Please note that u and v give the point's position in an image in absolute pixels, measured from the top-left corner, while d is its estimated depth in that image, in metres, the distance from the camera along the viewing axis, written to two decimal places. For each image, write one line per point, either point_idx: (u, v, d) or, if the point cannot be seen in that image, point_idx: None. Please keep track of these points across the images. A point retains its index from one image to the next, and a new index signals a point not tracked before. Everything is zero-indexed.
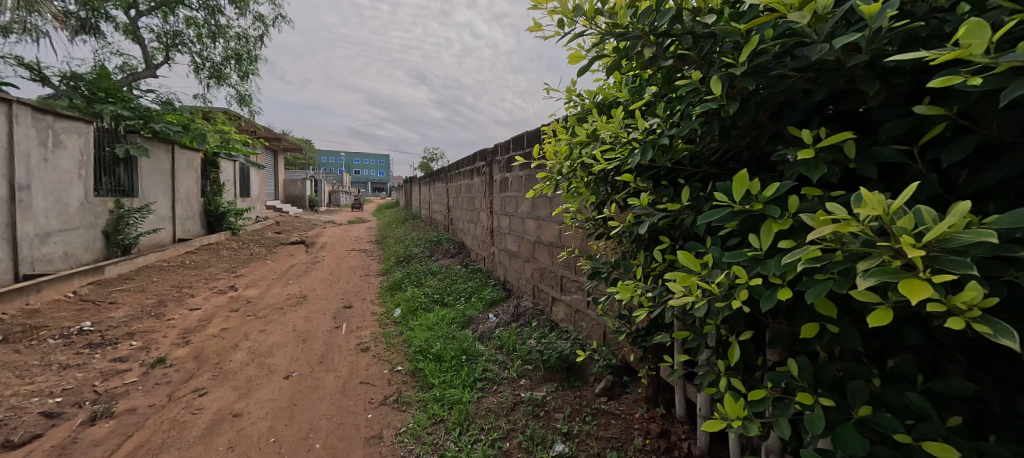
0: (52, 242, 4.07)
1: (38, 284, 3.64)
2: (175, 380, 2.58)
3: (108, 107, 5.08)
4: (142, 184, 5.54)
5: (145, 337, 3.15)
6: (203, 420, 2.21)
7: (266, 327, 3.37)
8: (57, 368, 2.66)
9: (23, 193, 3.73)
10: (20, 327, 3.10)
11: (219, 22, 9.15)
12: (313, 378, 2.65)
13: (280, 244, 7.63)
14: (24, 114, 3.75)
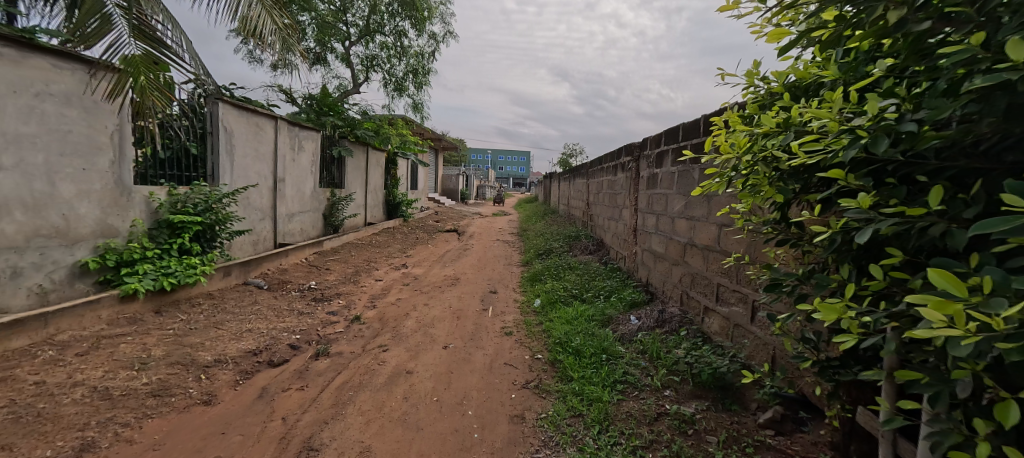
0: (294, 220, 5.53)
1: (287, 250, 5.00)
2: (367, 335, 3.23)
3: (330, 119, 6.62)
4: (347, 178, 7.08)
5: (347, 298, 4.02)
6: (385, 371, 2.72)
7: (429, 301, 3.95)
8: (297, 313, 3.61)
9: (281, 184, 5.15)
10: (278, 281, 4.31)
11: (403, 44, 11.00)
12: (466, 351, 2.99)
13: (438, 231, 8.82)
14: (283, 127, 5.14)
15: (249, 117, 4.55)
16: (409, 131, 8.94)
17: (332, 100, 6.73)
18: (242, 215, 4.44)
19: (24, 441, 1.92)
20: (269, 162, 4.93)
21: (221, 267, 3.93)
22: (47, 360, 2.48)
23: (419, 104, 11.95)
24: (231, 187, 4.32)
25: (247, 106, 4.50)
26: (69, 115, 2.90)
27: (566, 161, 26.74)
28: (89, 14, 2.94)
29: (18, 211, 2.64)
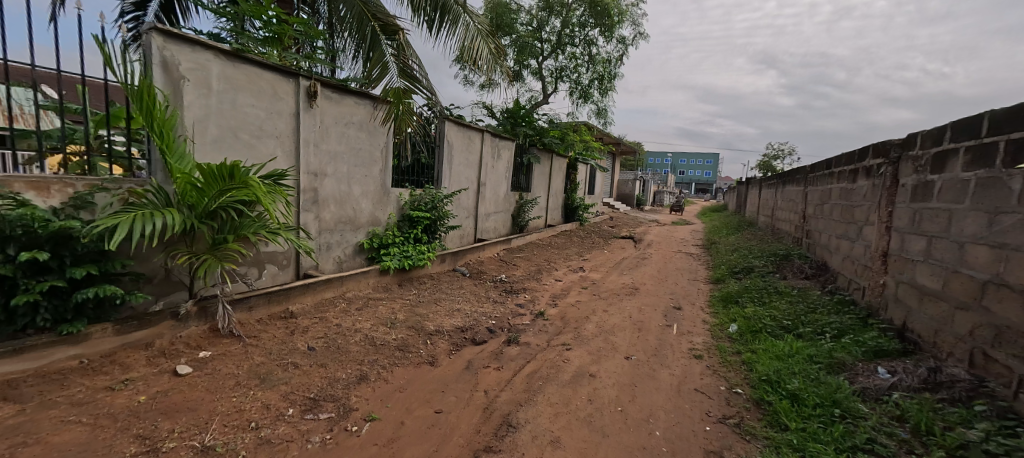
0: (490, 219, 6.38)
1: (485, 245, 5.80)
2: (551, 331, 3.45)
3: (523, 129, 7.37)
4: (533, 182, 7.78)
5: (532, 294, 4.40)
6: (569, 370, 2.84)
7: (609, 307, 3.95)
8: (493, 301, 4.15)
9: (482, 187, 6.02)
10: (477, 271, 5.05)
11: (592, 52, 11.37)
12: (650, 367, 2.86)
13: (614, 238, 8.77)
14: (487, 138, 5.98)
15: (464, 131, 5.45)
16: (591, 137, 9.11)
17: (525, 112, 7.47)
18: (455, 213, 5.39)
19: (331, 363, 2.81)
20: (475, 169, 5.81)
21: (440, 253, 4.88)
22: (341, 309, 3.56)
23: (602, 109, 12.13)
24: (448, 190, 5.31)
25: (462, 121, 5.39)
26: (362, 137, 4.05)
27: (768, 164, 22.66)
28: (376, 65, 3.93)
29: (333, 205, 3.83)
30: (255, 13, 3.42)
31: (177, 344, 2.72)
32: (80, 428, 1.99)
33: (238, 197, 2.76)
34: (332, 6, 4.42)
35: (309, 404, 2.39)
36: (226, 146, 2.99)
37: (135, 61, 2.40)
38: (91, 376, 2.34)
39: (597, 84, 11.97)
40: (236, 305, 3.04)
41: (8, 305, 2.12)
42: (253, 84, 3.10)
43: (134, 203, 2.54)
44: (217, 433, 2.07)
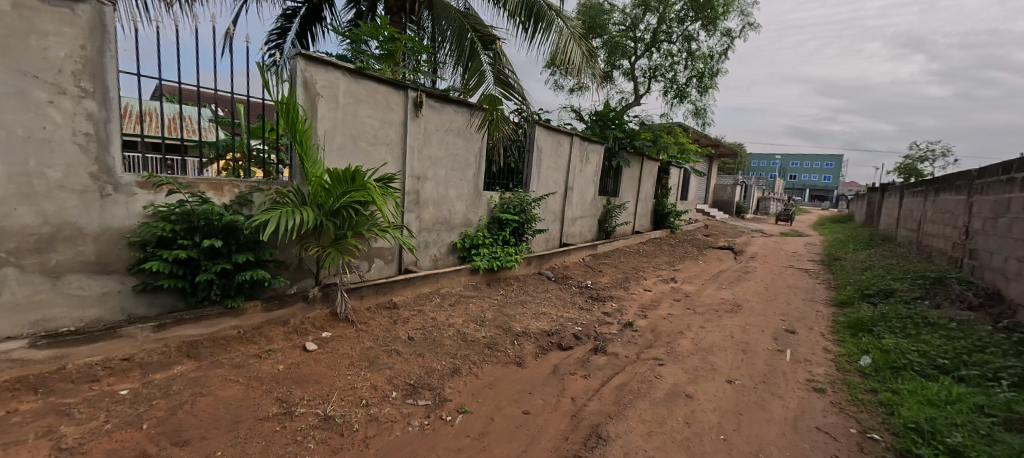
0: (576, 224, 6.33)
1: (570, 250, 5.76)
2: (640, 344, 3.31)
3: (613, 131, 7.18)
4: (621, 187, 7.56)
5: (619, 302, 4.26)
6: (662, 387, 2.68)
7: (706, 324, 3.66)
8: (579, 307, 4.11)
9: (569, 191, 6.00)
10: (562, 275, 5.06)
11: (691, 48, 10.67)
12: (758, 394, 2.57)
13: (710, 248, 8.11)
14: (576, 142, 5.94)
15: (553, 135, 5.48)
16: (688, 139, 8.47)
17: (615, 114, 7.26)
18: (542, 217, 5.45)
19: (428, 354, 3.03)
20: (563, 173, 5.83)
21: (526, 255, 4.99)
22: (436, 304, 3.82)
23: (700, 109, 11.31)
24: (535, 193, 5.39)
25: (553, 126, 5.44)
26: (459, 143, 4.30)
27: (912, 165, 18.95)
28: (474, 73, 4.11)
29: (431, 207, 4.12)
30: (374, 34, 3.85)
31: (306, 324, 3.17)
32: (238, 386, 2.43)
33: (357, 198, 3.11)
34: (435, 23, 4.75)
35: (409, 389, 2.61)
36: (348, 152, 3.40)
37: (284, 82, 2.84)
38: (246, 344, 2.84)
39: (695, 82, 11.18)
40: (352, 293, 3.44)
41: (192, 280, 2.71)
42: (371, 97, 3.48)
43: (280, 201, 3.02)
44: (336, 405, 2.37)
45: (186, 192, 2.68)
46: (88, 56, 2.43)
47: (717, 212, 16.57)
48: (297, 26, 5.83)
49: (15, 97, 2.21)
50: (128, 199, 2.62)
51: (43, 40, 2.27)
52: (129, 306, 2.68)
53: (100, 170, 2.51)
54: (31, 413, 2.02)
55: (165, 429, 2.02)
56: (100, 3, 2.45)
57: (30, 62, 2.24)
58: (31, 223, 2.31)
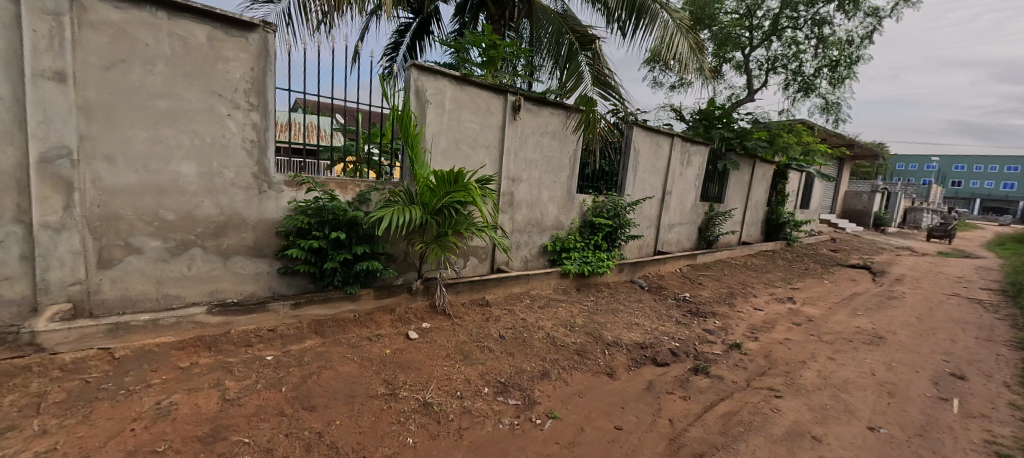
0: (674, 231, 6.19)
1: (667, 259, 5.56)
2: (750, 369, 2.98)
3: (720, 131, 6.61)
4: (727, 192, 7.13)
5: (724, 320, 3.92)
6: (781, 422, 2.34)
7: (837, 355, 3.18)
8: (677, 321, 3.89)
9: (668, 196, 5.83)
10: (657, 285, 4.89)
11: (823, 33, 9.30)
12: (912, 449, 2.11)
13: (839, 266, 7.06)
14: (678, 144, 5.73)
15: (653, 136, 5.38)
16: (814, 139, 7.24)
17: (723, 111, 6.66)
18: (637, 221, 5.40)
19: (518, 354, 3.07)
20: (662, 177, 5.68)
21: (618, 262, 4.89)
22: (526, 305, 3.88)
23: (832, 103, 9.80)
24: (631, 197, 5.31)
25: (653, 127, 5.31)
26: (553, 145, 4.35)
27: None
28: (571, 75, 4.09)
29: (525, 209, 4.22)
30: (477, 42, 4.05)
31: (410, 313, 3.43)
32: (353, 364, 2.72)
33: (458, 199, 3.28)
34: (535, 26, 4.77)
35: (500, 387, 2.66)
36: (451, 155, 3.63)
37: (399, 92, 3.13)
38: (360, 327, 3.18)
39: (827, 72, 9.68)
40: (449, 288, 3.67)
41: (320, 267, 3.12)
42: (473, 102, 3.69)
43: (393, 200, 3.34)
44: (434, 393, 2.51)
45: (320, 190, 3.10)
46: (256, 77, 2.93)
47: (848, 223, 14.11)
48: (409, 40, 6.40)
49: (207, 112, 2.78)
50: (278, 195, 3.10)
51: (226, 66, 2.80)
52: (273, 285, 3.18)
53: (260, 171, 3.01)
54: (207, 366, 2.52)
55: (298, 394, 2.35)
56: (266, 31, 2.92)
57: (218, 83, 2.79)
58: (212, 213, 2.87)
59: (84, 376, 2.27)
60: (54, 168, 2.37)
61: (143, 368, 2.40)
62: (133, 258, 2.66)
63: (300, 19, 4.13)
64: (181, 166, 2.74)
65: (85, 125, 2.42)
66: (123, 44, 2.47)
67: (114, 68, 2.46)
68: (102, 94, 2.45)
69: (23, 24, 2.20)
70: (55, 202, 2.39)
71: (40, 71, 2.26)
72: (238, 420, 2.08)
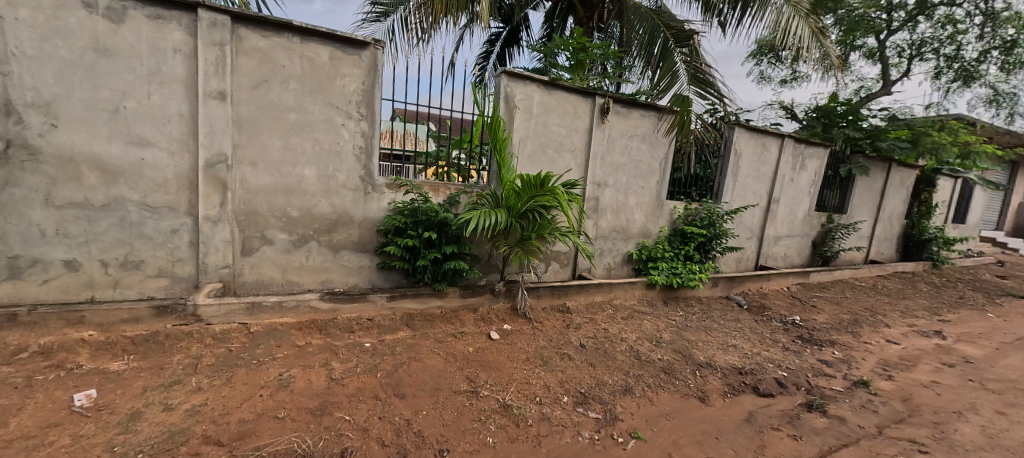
0: (780, 243, 5.78)
1: (770, 275, 5.18)
2: (882, 413, 2.53)
3: (843, 130, 5.77)
4: (852, 201, 6.38)
5: (845, 352, 3.45)
6: None
7: (1009, 410, 2.58)
8: (783, 347, 3.50)
9: (774, 204, 5.47)
10: (758, 304, 4.55)
11: (993, 7, 7.56)
12: None
13: (1012, 298, 5.71)
14: (789, 145, 5.34)
15: (759, 138, 5.08)
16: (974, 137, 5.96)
17: (846, 107, 5.78)
18: (737, 232, 5.20)
19: (599, 365, 2.95)
20: (767, 184, 5.34)
21: (712, 278, 4.58)
22: (608, 315, 3.81)
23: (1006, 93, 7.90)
24: (730, 205, 5.04)
25: (759, 128, 5.03)
26: (642, 148, 4.28)
27: None
28: (664, 74, 3.91)
29: (609, 214, 4.24)
30: (566, 45, 4.04)
31: (492, 313, 3.53)
32: (439, 358, 2.86)
33: (543, 203, 3.28)
34: (627, 25, 4.62)
35: (580, 397, 2.56)
36: (537, 159, 3.73)
37: (489, 97, 3.24)
38: (446, 323, 3.34)
39: (999, 54, 7.83)
40: (530, 292, 3.72)
41: (413, 263, 3.35)
42: (561, 106, 3.75)
43: (480, 203, 3.48)
44: (514, 396, 2.51)
45: (416, 192, 3.33)
46: (366, 89, 3.23)
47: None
48: (499, 49, 6.64)
49: (327, 122, 3.15)
50: (380, 197, 3.40)
51: (343, 81, 3.15)
52: (373, 278, 3.49)
53: (366, 174, 3.32)
54: (318, 347, 2.85)
55: (391, 380, 2.53)
56: (376, 48, 3.22)
57: (336, 97, 3.15)
58: (327, 211, 3.25)
59: (228, 345, 2.71)
60: (215, 172, 2.87)
61: (269, 343, 2.79)
62: (266, 248, 3.12)
63: (403, 35, 4.50)
64: (305, 170, 3.14)
65: (237, 136, 2.91)
66: (267, 67, 2.91)
67: (260, 87, 2.91)
68: (251, 109, 2.91)
69: (199, 55, 2.71)
70: (214, 199, 2.90)
71: (208, 92, 2.77)
72: (341, 398, 2.31)
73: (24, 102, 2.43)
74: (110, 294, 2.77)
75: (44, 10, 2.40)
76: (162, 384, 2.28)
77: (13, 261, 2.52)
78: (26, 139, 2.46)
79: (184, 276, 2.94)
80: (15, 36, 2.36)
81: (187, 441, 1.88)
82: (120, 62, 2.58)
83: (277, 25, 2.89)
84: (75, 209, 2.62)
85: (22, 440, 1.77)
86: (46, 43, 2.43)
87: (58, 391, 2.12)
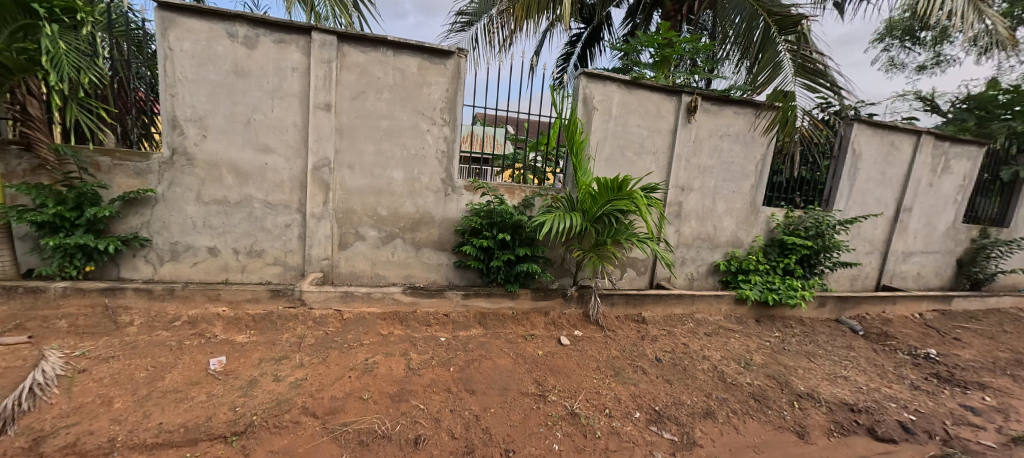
0: (911, 261, 4.87)
1: (896, 297, 4.37)
2: None
3: (1007, 124, 4.68)
4: (1019, 211, 5.14)
5: (1004, 399, 2.77)
6: None
7: None
8: (913, 385, 2.92)
9: (904, 214, 4.62)
10: (879, 331, 3.86)
11: None
12: None
13: None
14: (927, 143, 4.48)
15: (885, 136, 4.33)
16: None
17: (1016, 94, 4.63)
18: (852, 245, 4.49)
19: (677, 382, 2.73)
20: (896, 189, 4.53)
21: (818, 297, 4.00)
22: (689, 329, 3.54)
23: None
24: (844, 213, 4.36)
25: (886, 124, 4.29)
26: (735, 149, 3.90)
27: None
28: (765, 66, 3.53)
29: (694, 221, 3.95)
30: (650, 42, 3.84)
31: (563, 318, 3.48)
32: (508, 358, 2.89)
33: (620, 207, 3.15)
34: (721, 15, 4.24)
35: (654, 415, 2.38)
36: (615, 162, 3.61)
37: (567, 99, 3.20)
38: (517, 324, 3.37)
39: None
40: (604, 299, 3.60)
41: (487, 264, 3.45)
42: (643, 106, 3.58)
43: (554, 206, 3.46)
44: (582, 404, 2.43)
45: (492, 195, 3.42)
46: (449, 96, 3.40)
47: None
48: (580, 49, 6.57)
49: (414, 129, 3.38)
50: (459, 198, 3.55)
51: (429, 89, 3.35)
52: (450, 276, 3.66)
53: (447, 177, 3.49)
54: (399, 337, 3.06)
55: (462, 376, 2.62)
56: (459, 56, 3.37)
57: (423, 104, 3.36)
58: (411, 211, 3.48)
59: (324, 329, 3.03)
60: (320, 174, 3.24)
61: (358, 330, 3.06)
62: (359, 243, 3.44)
63: (486, 42, 4.67)
64: (393, 173, 3.40)
65: (339, 142, 3.25)
66: (364, 79, 3.21)
67: (358, 98, 3.23)
68: (350, 118, 3.24)
69: (311, 71, 3.09)
70: (319, 198, 3.27)
71: (317, 104, 3.14)
72: (417, 387, 2.45)
73: (185, 118, 2.99)
74: (239, 277, 3.28)
75: (201, 42, 2.92)
76: (273, 358, 2.63)
77: (175, 245, 3.14)
78: (185, 147, 3.02)
79: (294, 265, 3.37)
80: (181, 64, 2.92)
81: (290, 410, 2.14)
82: (252, 81, 3.05)
83: (374, 41, 3.17)
84: (217, 205, 3.15)
85: (172, 393, 2.18)
86: (201, 68, 2.96)
87: (199, 355, 2.57)
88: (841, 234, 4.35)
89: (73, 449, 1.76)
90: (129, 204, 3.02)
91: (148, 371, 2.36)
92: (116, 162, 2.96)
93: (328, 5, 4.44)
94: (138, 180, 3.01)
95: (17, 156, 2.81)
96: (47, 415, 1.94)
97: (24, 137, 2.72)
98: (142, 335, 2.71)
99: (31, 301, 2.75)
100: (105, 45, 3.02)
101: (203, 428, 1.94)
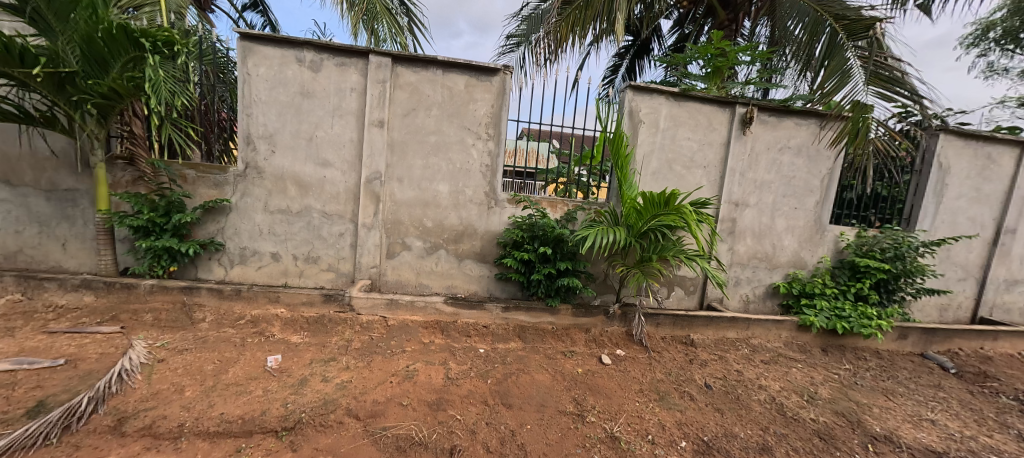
0: (1017, 290, 4.21)
1: (997, 333, 3.80)
2: None
3: None
4: None
5: None
6: None
7: None
8: (1020, 435, 2.49)
9: (1006, 236, 4.03)
10: (975, 371, 3.35)
11: None
12: None
13: None
14: None
15: (980, 148, 3.84)
16: None
17: None
18: (939, 270, 3.98)
19: (729, 413, 2.52)
20: (996, 207, 3.97)
21: (898, 328, 3.56)
22: (744, 356, 3.28)
23: None
24: (929, 234, 3.89)
25: (981, 134, 3.81)
26: (797, 163, 3.64)
27: None
28: (830, 74, 3.29)
29: (750, 238, 3.72)
30: (701, 52, 3.70)
31: (605, 336, 3.36)
32: (547, 374, 2.83)
33: (666, 222, 3.02)
34: (782, 23, 4.04)
35: (702, 446, 2.20)
36: (662, 176, 3.50)
37: (613, 112, 3.16)
38: (557, 340, 3.31)
39: None
40: (649, 318, 3.46)
41: (528, 277, 3.43)
42: (693, 119, 3.45)
43: (597, 220, 3.39)
44: (623, 428, 2.31)
45: (534, 208, 3.43)
46: (494, 112, 3.48)
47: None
48: (628, 62, 6.51)
49: (460, 143, 3.48)
50: (502, 211, 3.58)
51: (475, 105, 3.45)
52: (491, 288, 3.69)
53: (490, 190, 3.55)
54: (439, 346, 3.11)
55: (499, 389, 2.60)
56: (505, 73, 3.45)
57: (469, 120, 3.46)
58: (454, 223, 3.57)
59: (370, 334, 3.15)
60: (372, 187, 3.43)
61: (402, 337, 3.15)
62: (405, 253, 3.58)
63: (532, 60, 4.76)
64: (439, 186, 3.52)
65: (390, 157, 3.44)
66: (415, 97, 3.39)
67: (409, 115, 3.40)
68: (401, 134, 3.42)
69: (367, 91, 3.31)
70: (370, 209, 3.45)
71: (371, 121, 3.34)
72: (455, 397, 2.46)
73: (258, 135, 3.31)
74: (297, 281, 3.53)
75: (274, 67, 3.25)
76: (323, 359, 2.78)
77: (244, 250, 3.44)
78: (256, 162, 3.34)
79: (345, 272, 3.56)
80: (256, 87, 3.25)
81: (335, 410, 2.23)
82: (316, 101, 3.32)
83: (425, 61, 3.35)
84: (281, 214, 3.43)
85: (235, 386, 2.37)
86: (274, 91, 3.27)
87: (258, 353, 2.77)
88: (926, 257, 3.86)
89: (148, 431, 1.95)
90: (208, 212, 3.36)
91: (214, 364, 2.57)
92: (200, 174, 3.33)
93: (387, 28, 4.73)
94: (216, 190, 3.35)
95: (124, 168, 3.29)
96: (130, 398, 2.16)
97: (129, 152, 3.17)
98: (212, 331, 2.98)
99: (125, 296, 3.12)
100: (196, 71, 3.43)
101: (257, 421, 2.08)
